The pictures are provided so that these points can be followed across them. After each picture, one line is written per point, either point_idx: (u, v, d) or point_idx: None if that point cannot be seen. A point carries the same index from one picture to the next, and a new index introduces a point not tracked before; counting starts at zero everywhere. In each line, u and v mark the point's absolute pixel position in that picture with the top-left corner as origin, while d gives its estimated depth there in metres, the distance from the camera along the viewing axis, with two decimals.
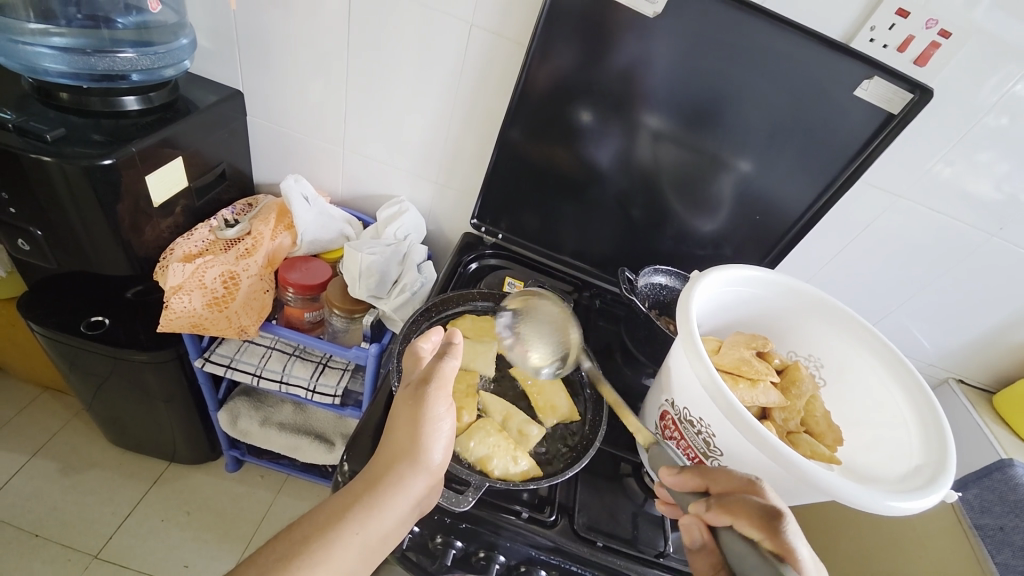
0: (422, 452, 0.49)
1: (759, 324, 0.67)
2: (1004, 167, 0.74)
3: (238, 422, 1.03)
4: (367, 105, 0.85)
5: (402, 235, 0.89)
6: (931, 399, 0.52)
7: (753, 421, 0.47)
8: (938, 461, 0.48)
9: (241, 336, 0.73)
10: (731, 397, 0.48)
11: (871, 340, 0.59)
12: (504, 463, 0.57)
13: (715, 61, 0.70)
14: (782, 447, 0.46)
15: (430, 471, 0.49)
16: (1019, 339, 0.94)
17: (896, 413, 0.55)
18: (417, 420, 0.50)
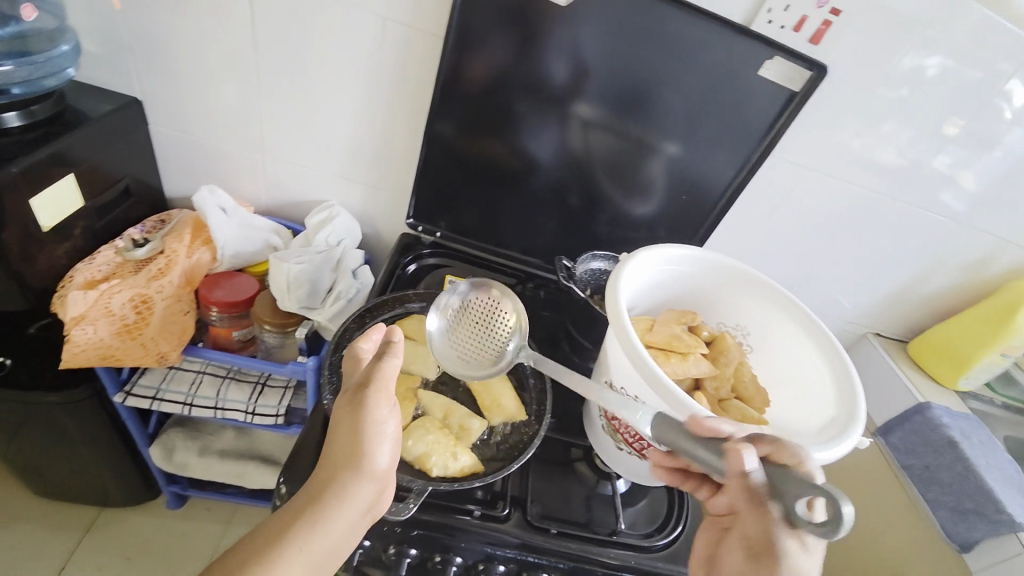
0: (365, 453, 0.47)
1: (690, 299, 0.70)
2: (903, 133, 0.80)
3: (174, 457, 0.97)
4: (285, 108, 0.81)
5: (334, 240, 0.85)
6: (844, 358, 0.56)
7: (681, 395, 0.50)
8: (850, 414, 0.52)
9: (161, 364, 0.68)
10: (664, 377, 0.51)
11: (790, 307, 0.63)
12: (442, 460, 0.56)
13: (635, 48, 0.71)
14: (710, 417, 0.49)
15: (375, 472, 0.47)
16: (925, 291, 1.03)
17: (815, 373, 0.60)
18: (357, 421, 0.48)
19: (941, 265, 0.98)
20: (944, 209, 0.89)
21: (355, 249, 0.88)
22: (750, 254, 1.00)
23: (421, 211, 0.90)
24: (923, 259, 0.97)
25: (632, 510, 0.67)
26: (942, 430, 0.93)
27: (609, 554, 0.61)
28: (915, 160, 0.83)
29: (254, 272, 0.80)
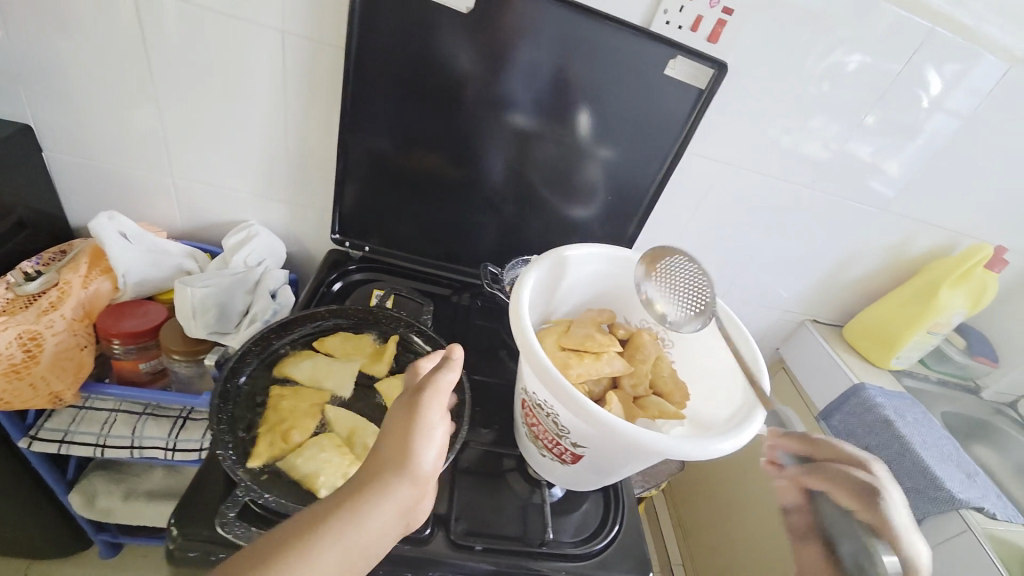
0: (408, 463, 0.41)
1: (607, 299, 0.72)
2: (824, 125, 0.83)
3: (96, 502, 0.89)
4: (192, 128, 0.78)
5: (254, 261, 0.82)
6: (751, 346, 0.58)
7: (575, 394, 0.50)
8: (752, 399, 0.54)
9: (55, 404, 0.63)
10: (556, 375, 0.51)
11: None
12: (332, 480, 0.51)
13: (577, 59, 0.72)
14: (605, 416, 0.49)
15: (411, 491, 0.41)
16: (853, 275, 1.06)
17: (727, 362, 0.62)
18: (410, 423, 0.43)
19: (864, 249, 1.01)
20: (880, 193, 0.92)
21: (278, 269, 0.86)
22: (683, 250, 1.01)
23: (347, 227, 0.88)
24: (847, 244, 1.00)
25: (564, 517, 0.66)
26: (877, 409, 0.95)
27: (537, 566, 0.59)
28: (829, 151, 0.86)
29: (163, 300, 0.77)
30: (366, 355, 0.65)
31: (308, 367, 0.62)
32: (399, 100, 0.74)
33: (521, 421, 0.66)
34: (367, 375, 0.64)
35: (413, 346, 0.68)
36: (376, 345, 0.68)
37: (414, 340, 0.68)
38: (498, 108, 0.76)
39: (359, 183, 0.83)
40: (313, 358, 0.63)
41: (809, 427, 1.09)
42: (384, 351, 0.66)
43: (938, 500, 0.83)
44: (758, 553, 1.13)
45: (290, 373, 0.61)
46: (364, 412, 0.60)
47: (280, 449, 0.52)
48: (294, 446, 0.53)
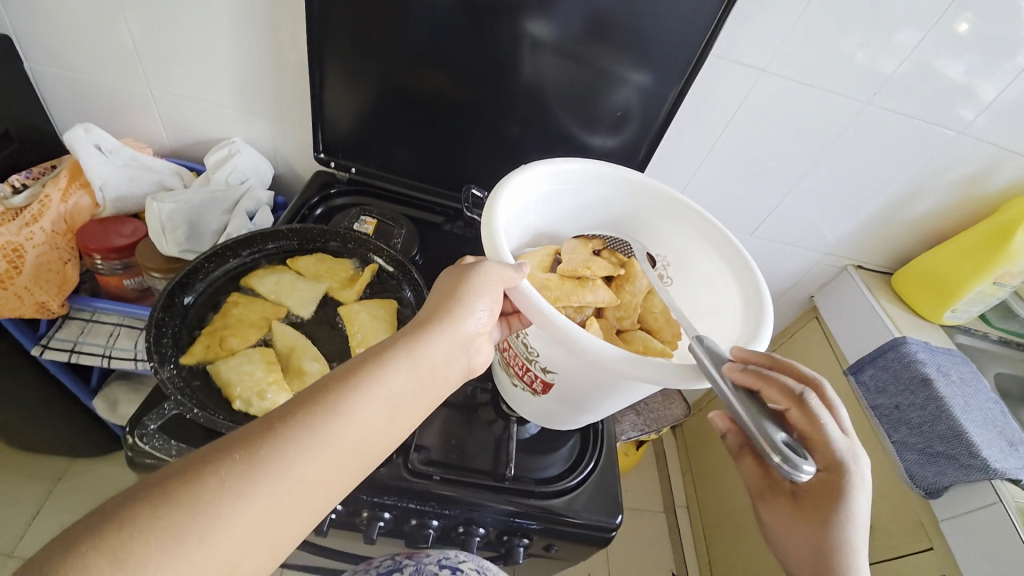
0: (458, 319, 0.43)
1: (600, 227, 0.64)
2: (899, 25, 0.66)
3: (119, 409, 0.93)
4: (160, 31, 0.72)
5: (236, 180, 0.78)
6: (758, 280, 0.50)
7: (542, 307, 0.44)
8: (750, 336, 0.47)
9: (42, 313, 0.69)
10: (530, 292, 0.45)
11: (706, 229, 0.56)
12: (247, 392, 0.50)
13: None
14: (568, 328, 0.43)
15: (460, 342, 0.43)
16: (915, 215, 0.90)
17: (729, 299, 0.54)
18: (461, 285, 0.44)
19: (931, 182, 0.84)
20: (960, 123, 0.75)
21: (264, 189, 0.82)
22: (706, 179, 0.88)
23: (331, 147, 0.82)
24: (909, 178, 0.83)
25: (534, 455, 0.63)
26: (916, 366, 0.83)
27: (496, 500, 0.57)
28: (900, 59, 0.69)
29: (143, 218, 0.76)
30: (339, 279, 0.62)
31: (271, 282, 0.60)
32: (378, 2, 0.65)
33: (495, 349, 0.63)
34: (335, 300, 0.61)
35: (387, 270, 0.64)
36: (354, 272, 0.64)
37: (390, 262, 0.64)
38: (507, 18, 0.65)
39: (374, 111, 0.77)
40: (279, 275, 0.61)
41: (837, 382, 0.99)
42: (359, 279, 0.63)
43: (969, 468, 0.74)
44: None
45: (253, 285, 0.60)
46: (323, 337, 0.58)
47: (215, 353, 0.53)
48: (225, 350, 0.53)
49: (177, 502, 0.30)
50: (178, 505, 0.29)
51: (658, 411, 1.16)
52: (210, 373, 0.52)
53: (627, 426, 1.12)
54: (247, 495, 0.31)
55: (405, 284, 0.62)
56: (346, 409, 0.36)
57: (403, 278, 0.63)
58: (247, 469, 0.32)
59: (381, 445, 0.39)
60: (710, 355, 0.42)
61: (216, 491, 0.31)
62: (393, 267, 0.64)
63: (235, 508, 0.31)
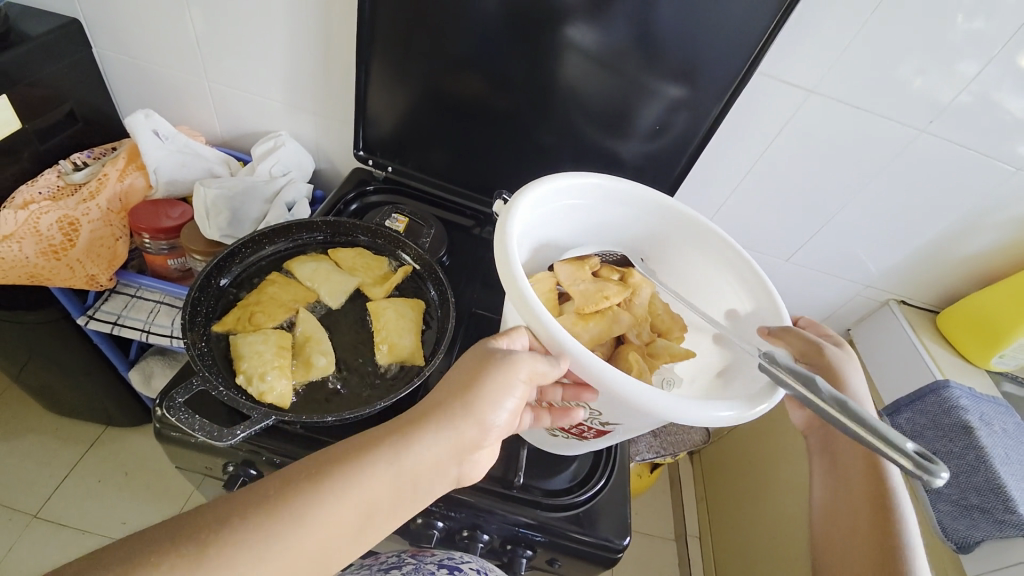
0: (465, 429, 0.42)
1: (591, 238, 0.61)
2: (960, 54, 0.63)
3: (152, 381, 0.98)
4: (221, 28, 0.77)
5: (279, 172, 0.81)
6: (769, 286, 0.51)
7: (556, 331, 0.42)
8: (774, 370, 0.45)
9: (91, 286, 0.73)
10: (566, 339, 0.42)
11: (699, 229, 0.56)
12: (253, 370, 0.52)
13: None
14: (583, 355, 0.41)
15: (476, 438, 0.43)
16: (967, 251, 0.85)
17: (736, 301, 0.55)
18: (489, 377, 0.43)
19: (984, 218, 0.79)
20: (1020, 159, 0.71)
21: (304, 183, 0.85)
22: (743, 201, 0.86)
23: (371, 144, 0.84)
24: (961, 212, 0.79)
25: (545, 466, 0.62)
26: (957, 413, 0.78)
27: (502, 507, 0.57)
28: (958, 89, 0.66)
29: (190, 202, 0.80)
30: (371, 276, 0.63)
31: (310, 268, 0.62)
32: (430, 10, 0.67)
33: None
34: (365, 295, 0.62)
35: (417, 267, 0.65)
36: (387, 271, 0.65)
37: (419, 259, 0.65)
38: (552, 27, 0.66)
39: (415, 112, 0.78)
40: (319, 262, 0.62)
41: None
42: (390, 278, 0.64)
43: (1003, 524, 0.70)
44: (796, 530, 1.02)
45: (293, 269, 0.62)
46: (350, 332, 0.59)
47: (242, 326, 0.56)
48: (251, 325, 0.56)
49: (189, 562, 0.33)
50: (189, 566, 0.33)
51: (676, 435, 1.13)
52: (231, 345, 0.54)
53: (643, 446, 1.09)
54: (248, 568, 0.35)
55: (430, 282, 0.64)
56: (353, 494, 0.38)
57: (430, 278, 0.64)
58: (253, 539, 0.35)
59: (381, 528, 0.41)
60: (787, 371, 0.42)
61: (222, 558, 0.34)
62: (419, 265, 0.65)
63: None
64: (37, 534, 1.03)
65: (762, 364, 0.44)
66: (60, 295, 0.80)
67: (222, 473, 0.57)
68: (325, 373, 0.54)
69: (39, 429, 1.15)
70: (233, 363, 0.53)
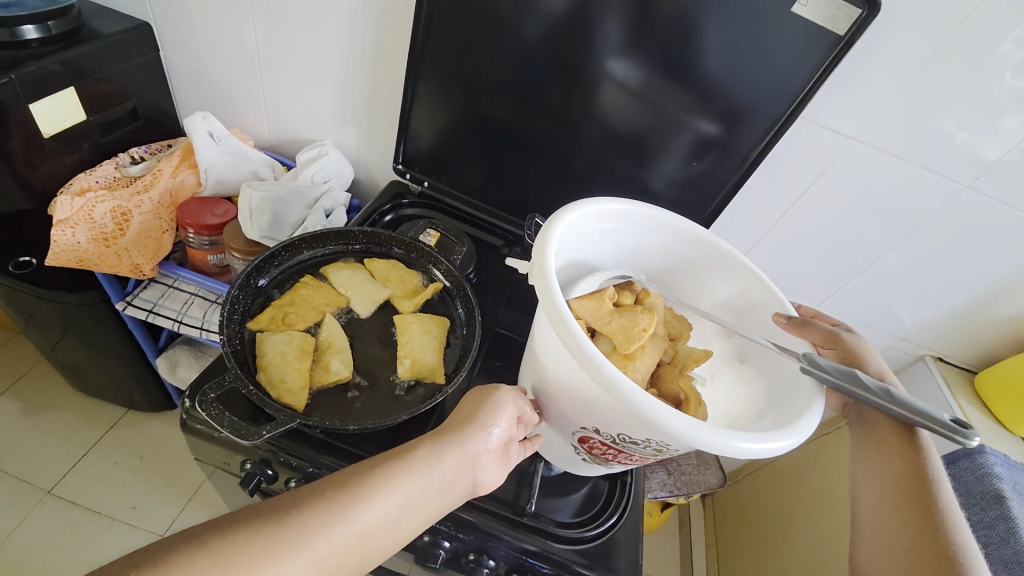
0: (463, 458, 0.45)
1: (604, 263, 0.59)
2: (1011, 111, 0.62)
3: (177, 370, 1.00)
4: (279, 40, 0.81)
5: (320, 179, 0.84)
6: (781, 301, 0.51)
7: (595, 357, 0.41)
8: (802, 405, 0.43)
9: (135, 274, 0.76)
10: (606, 369, 0.40)
11: (708, 245, 0.55)
12: (274, 370, 0.53)
13: (746, 30, 0.59)
14: (623, 383, 0.40)
15: (471, 458, 0.45)
16: (1010, 313, 0.81)
17: (748, 315, 0.54)
18: (480, 407, 0.47)
19: None
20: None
21: (343, 191, 0.87)
22: (775, 241, 0.85)
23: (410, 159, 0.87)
24: (1005, 270, 0.76)
25: (557, 495, 0.61)
26: (992, 482, 0.73)
27: (510, 533, 0.56)
28: (1006, 148, 0.65)
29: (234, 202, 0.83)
30: (402, 289, 0.64)
31: (345, 275, 0.63)
32: (481, 35, 0.69)
33: (570, 450, 0.55)
34: (394, 307, 0.63)
35: (447, 282, 0.66)
36: (418, 286, 0.66)
37: (449, 275, 0.66)
38: (595, 58, 0.67)
39: (455, 130, 0.80)
40: (354, 270, 0.64)
41: None
42: (421, 292, 0.65)
43: None
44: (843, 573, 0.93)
45: (327, 274, 0.63)
46: (377, 343, 0.60)
47: (275, 325, 0.57)
48: (282, 325, 0.57)
49: (204, 557, 0.34)
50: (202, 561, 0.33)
51: (689, 474, 1.10)
52: (259, 342, 0.55)
53: (654, 483, 1.07)
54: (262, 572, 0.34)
55: (457, 300, 0.64)
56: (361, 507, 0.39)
57: (457, 295, 0.65)
58: (266, 539, 0.36)
59: (386, 552, 0.41)
60: (834, 369, 0.43)
61: (236, 556, 0.34)
62: (449, 281, 0.66)
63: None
64: (48, 511, 1.05)
65: (804, 370, 0.44)
66: (108, 280, 0.84)
67: (238, 469, 0.57)
68: (347, 381, 0.55)
69: (64, 406, 1.19)
70: (257, 361, 0.54)
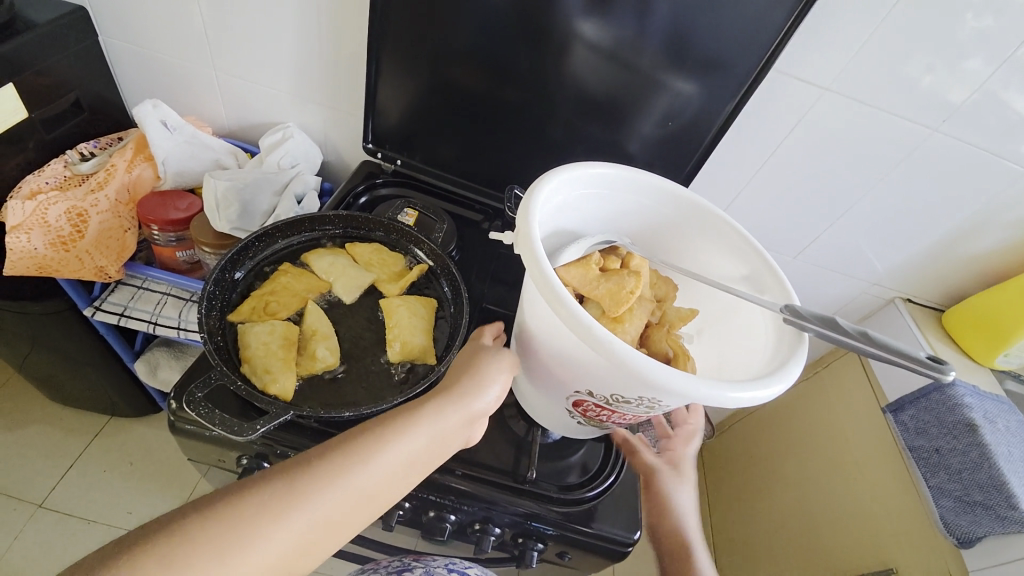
0: (464, 416, 0.45)
1: (587, 227, 0.59)
2: (974, 53, 0.63)
3: (158, 373, 0.98)
4: (227, 15, 0.75)
5: (287, 163, 0.81)
6: (766, 258, 0.51)
7: (589, 323, 0.41)
8: (785, 358, 0.44)
9: (100, 277, 0.72)
10: (599, 332, 0.40)
11: (690, 204, 0.55)
12: (258, 362, 0.51)
13: None
14: (618, 345, 0.40)
15: (471, 418, 0.45)
16: (976, 250, 0.85)
17: (734, 273, 0.55)
18: (475, 369, 0.47)
19: (993, 218, 0.79)
20: None
21: (312, 175, 0.84)
22: (752, 198, 0.86)
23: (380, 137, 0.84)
24: (968, 212, 0.79)
25: (556, 460, 0.62)
26: (961, 411, 0.78)
27: (513, 501, 0.57)
28: (969, 91, 0.66)
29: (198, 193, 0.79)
30: (385, 271, 0.63)
31: (326, 262, 0.61)
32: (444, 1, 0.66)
33: (566, 414, 0.56)
34: (379, 291, 0.62)
35: (431, 262, 0.65)
36: (402, 268, 0.65)
37: (433, 254, 0.65)
38: (565, 20, 0.65)
39: (425, 102, 0.77)
40: (334, 256, 0.62)
41: (872, 419, 0.93)
42: (405, 274, 0.63)
43: (1007, 520, 0.69)
44: (803, 532, 1.04)
45: (308, 261, 0.62)
46: (364, 328, 0.59)
47: (257, 316, 0.56)
48: (263, 317, 0.55)
49: (217, 519, 0.34)
50: (215, 525, 0.33)
51: None
52: (241, 335, 0.54)
53: None
54: (266, 529, 0.34)
55: (443, 278, 0.63)
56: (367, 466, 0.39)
57: (443, 273, 0.64)
58: (278, 497, 0.36)
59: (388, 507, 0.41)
60: (812, 317, 0.44)
61: (245, 516, 0.34)
62: (433, 261, 0.65)
63: (193, 551, 0.32)
64: (42, 525, 1.03)
65: (787, 320, 0.45)
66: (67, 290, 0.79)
67: (235, 465, 0.57)
68: (336, 368, 0.54)
69: (45, 419, 1.15)
70: (241, 354, 0.53)
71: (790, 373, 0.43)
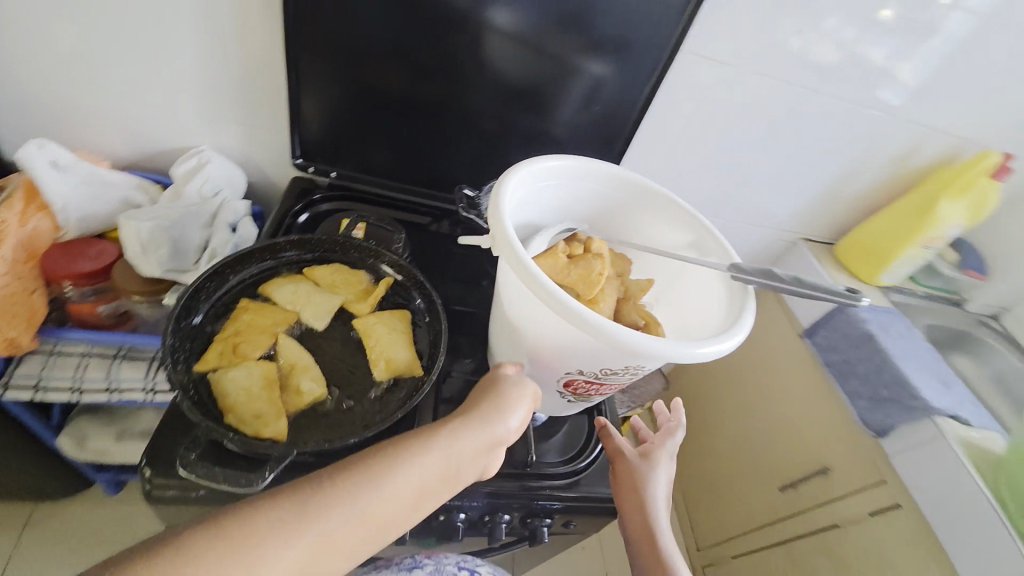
0: (489, 440, 0.41)
1: (546, 216, 0.62)
2: (839, 22, 0.73)
3: (90, 443, 0.87)
4: (102, 34, 0.66)
5: (211, 191, 0.75)
6: (709, 225, 0.57)
7: (577, 308, 0.44)
8: (739, 311, 0.51)
9: (11, 350, 0.63)
10: (587, 314, 0.44)
11: (637, 184, 0.60)
12: (242, 409, 0.49)
13: None
14: (606, 324, 0.44)
15: (495, 443, 0.42)
16: (854, 190, 1.00)
17: (681, 241, 0.61)
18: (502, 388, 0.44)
19: (865, 160, 0.94)
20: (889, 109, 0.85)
21: (240, 198, 0.79)
22: (675, 168, 0.94)
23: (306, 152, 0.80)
24: (846, 158, 0.93)
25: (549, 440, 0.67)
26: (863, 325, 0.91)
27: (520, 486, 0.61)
28: (838, 55, 0.77)
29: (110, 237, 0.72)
30: (352, 291, 0.61)
31: (289, 291, 0.59)
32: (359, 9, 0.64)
33: (554, 396, 0.60)
34: (349, 312, 0.61)
35: (396, 273, 0.65)
36: (368, 284, 0.64)
37: (397, 266, 0.65)
38: (488, 17, 0.66)
39: (354, 110, 0.75)
40: (296, 284, 0.60)
41: None
42: (373, 290, 0.63)
43: (912, 410, 0.81)
44: (744, 458, 1.16)
45: (268, 294, 0.59)
46: (344, 352, 0.58)
47: (227, 361, 0.53)
48: (233, 360, 0.52)
49: (204, 546, 0.28)
50: (201, 551, 0.28)
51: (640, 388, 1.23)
52: (214, 384, 0.51)
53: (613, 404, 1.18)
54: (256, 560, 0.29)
55: (412, 288, 0.64)
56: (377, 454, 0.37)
57: (410, 283, 0.64)
58: (280, 524, 0.30)
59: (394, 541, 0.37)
60: (755, 271, 0.51)
61: (238, 540, 0.29)
62: (398, 273, 0.65)
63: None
64: None
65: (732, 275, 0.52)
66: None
67: None
68: (325, 398, 0.53)
69: None
70: (220, 403, 0.50)
71: (746, 322, 0.50)
